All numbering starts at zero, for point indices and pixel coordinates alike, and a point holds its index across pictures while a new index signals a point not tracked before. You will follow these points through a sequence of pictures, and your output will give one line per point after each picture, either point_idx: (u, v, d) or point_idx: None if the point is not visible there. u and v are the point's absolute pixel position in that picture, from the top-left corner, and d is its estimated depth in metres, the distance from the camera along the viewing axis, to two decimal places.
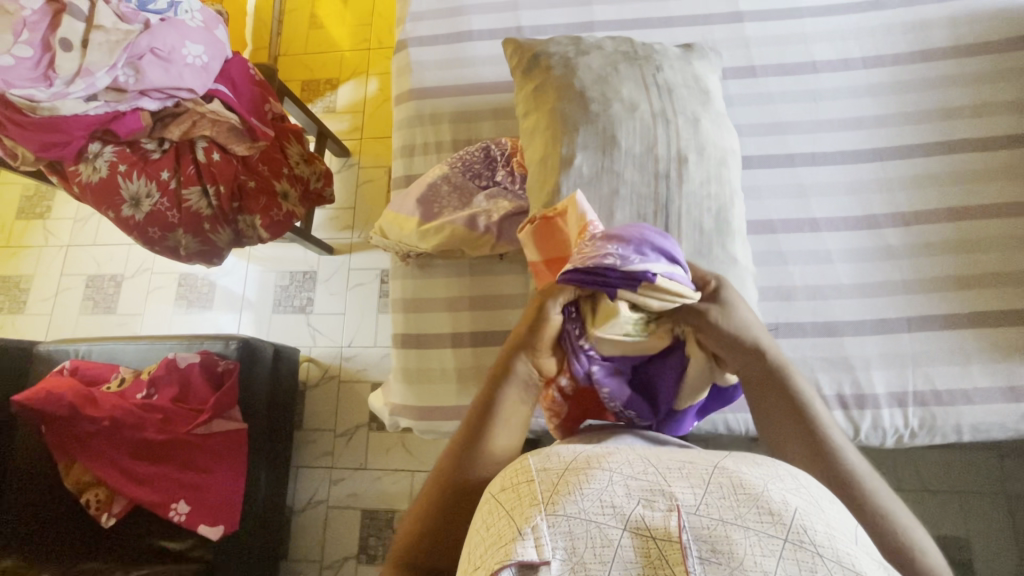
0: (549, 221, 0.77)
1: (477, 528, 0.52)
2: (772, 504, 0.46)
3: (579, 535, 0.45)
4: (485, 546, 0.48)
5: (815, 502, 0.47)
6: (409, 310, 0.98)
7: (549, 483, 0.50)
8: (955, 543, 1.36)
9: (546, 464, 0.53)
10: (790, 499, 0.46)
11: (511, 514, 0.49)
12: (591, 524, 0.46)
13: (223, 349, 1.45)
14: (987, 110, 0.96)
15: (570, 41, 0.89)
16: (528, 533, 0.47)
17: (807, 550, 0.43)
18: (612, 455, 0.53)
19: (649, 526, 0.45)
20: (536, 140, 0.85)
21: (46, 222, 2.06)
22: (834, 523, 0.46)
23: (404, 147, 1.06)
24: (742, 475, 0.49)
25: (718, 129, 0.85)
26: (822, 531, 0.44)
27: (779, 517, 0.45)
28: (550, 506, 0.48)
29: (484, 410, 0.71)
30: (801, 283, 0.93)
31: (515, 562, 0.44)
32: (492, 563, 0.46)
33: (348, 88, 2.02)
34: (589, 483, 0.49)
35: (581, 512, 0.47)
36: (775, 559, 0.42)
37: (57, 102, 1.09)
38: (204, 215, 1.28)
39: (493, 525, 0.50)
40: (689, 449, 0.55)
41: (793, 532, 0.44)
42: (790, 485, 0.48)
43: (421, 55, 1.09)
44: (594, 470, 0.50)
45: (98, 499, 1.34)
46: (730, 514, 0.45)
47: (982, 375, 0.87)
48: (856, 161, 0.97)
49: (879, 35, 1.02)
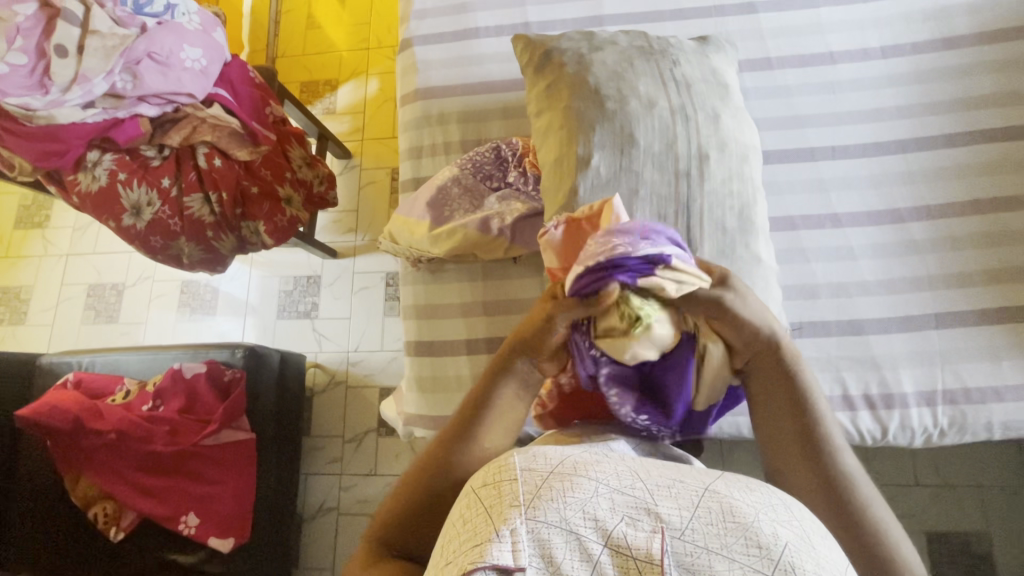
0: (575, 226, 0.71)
1: (454, 518, 0.51)
2: (761, 537, 0.45)
3: (557, 544, 0.44)
4: (460, 541, 0.47)
5: (805, 536, 0.47)
6: (422, 317, 0.96)
7: (532, 486, 0.48)
8: (978, 538, 1.34)
9: (531, 465, 0.50)
10: (781, 532, 0.46)
11: (490, 512, 0.47)
12: (571, 536, 0.44)
13: (229, 358, 1.42)
14: (1011, 99, 0.93)
15: (583, 37, 0.86)
16: (505, 535, 0.45)
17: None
18: (600, 463, 0.51)
19: (630, 545, 0.44)
20: (550, 140, 0.82)
21: (45, 231, 2.03)
22: (823, 561, 0.45)
23: (411, 149, 1.03)
24: (733, 502, 0.47)
25: (738, 125, 0.82)
26: (810, 570, 0.44)
27: (766, 552, 0.44)
28: (530, 510, 0.46)
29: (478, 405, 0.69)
30: (824, 281, 0.90)
31: (490, 566, 0.43)
32: (465, 562, 0.44)
33: (348, 89, 1.99)
34: (573, 492, 0.47)
35: (563, 521, 0.45)
36: None
37: (53, 110, 1.07)
38: (207, 222, 1.25)
39: (469, 521, 0.48)
40: (679, 463, 0.53)
41: (781, 570, 0.43)
42: (781, 516, 0.47)
43: (426, 53, 1.06)
44: (580, 478, 0.48)
45: (106, 513, 1.32)
46: (716, 543, 0.44)
47: (1013, 372, 0.85)
48: (877, 154, 0.94)
49: (898, 23, 0.99)
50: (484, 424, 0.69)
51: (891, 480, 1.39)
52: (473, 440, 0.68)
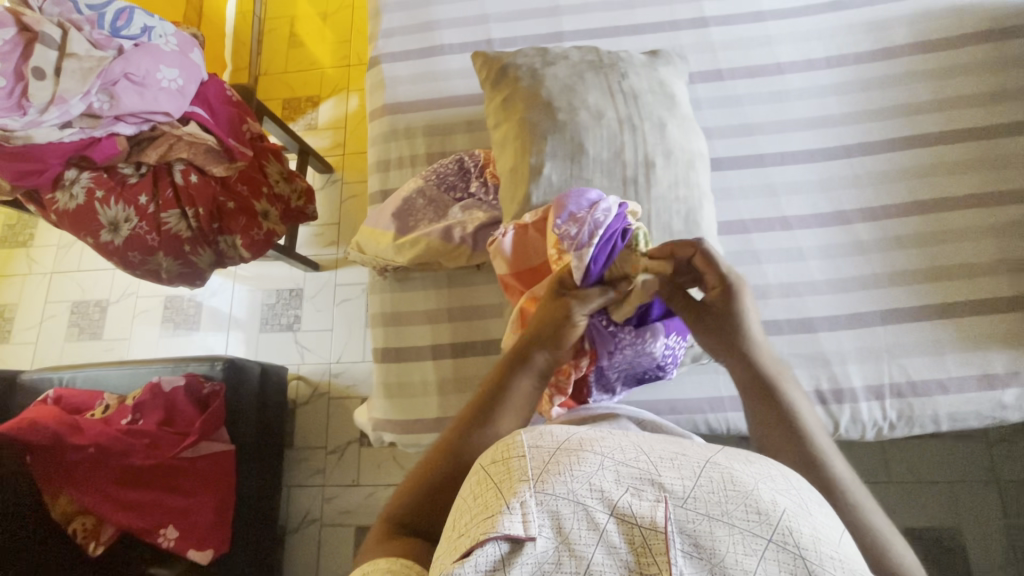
0: (523, 233, 0.81)
1: (465, 496, 0.53)
2: (761, 503, 0.46)
3: (565, 515, 0.45)
4: (470, 516, 0.49)
5: (803, 504, 0.48)
6: (388, 323, 0.98)
7: (539, 461, 0.50)
8: (949, 533, 1.36)
9: (537, 441, 0.52)
10: (780, 500, 0.46)
11: (499, 488, 0.49)
12: (578, 506, 0.46)
13: (209, 370, 1.46)
14: (948, 105, 0.98)
15: (537, 52, 0.90)
16: (515, 507, 0.46)
17: (790, 552, 0.43)
18: (603, 439, 0.52)
19: (634, 513, 0.45)
20: (506, 150, 0.86)
21: (29, 250, 2.05)
22: (821, 526, 0.46)
23: (379, 162, 1.07)
24: (733, 471, 0.49)
25: (685, 133, 0.86)
26: (808, 533, 0.45)
27: (765, 516, 0.45)
28: (539, 484, 0.48)
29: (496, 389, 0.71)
30: (775, 281, 0.94)
31: (501, 535, 0.44)
32: (476, 534, 0.46)
33: (329, 105, 2.03)
34: (579, 465, 0.48)
35: (569, 492, 0.46)
36: (757, 560, 0.43)
37: (31, 130, 1.09)
38: (184, 237, 1.27)
39: (480, 496, 0.50)
40: (682, 439, 0.55)
41: (780, 533, 0.44)
42: (780, 486, 0.48)
43: (394, 70, 1.10)
44: (585, 452, 0.50)
45: (84, 528, 1.32)
46: (717, 510, 0.45)
47: (956, 365, 0.88)
48: (824, 159, 0.98)
49: (842, 35, 1.04)
50: (501, 408, 0.70)
51: (864, 478, 1.42)
52: (491, 422, 0.69)
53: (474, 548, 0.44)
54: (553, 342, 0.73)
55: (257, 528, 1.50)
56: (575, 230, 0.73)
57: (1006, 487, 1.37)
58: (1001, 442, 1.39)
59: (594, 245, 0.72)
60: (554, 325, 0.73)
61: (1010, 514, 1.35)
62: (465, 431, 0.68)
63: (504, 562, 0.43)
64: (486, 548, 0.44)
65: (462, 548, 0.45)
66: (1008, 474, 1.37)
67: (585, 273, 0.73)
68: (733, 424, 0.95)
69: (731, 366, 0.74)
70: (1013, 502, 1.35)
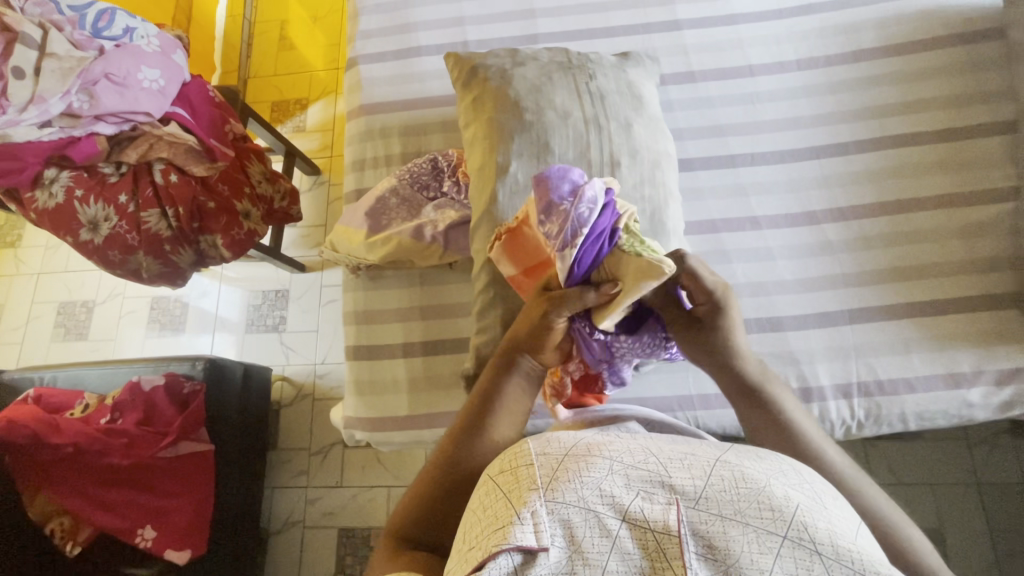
0: (516, 233, 0.77)
1: (474, 508, 0.55)
2: (774, 500, 0.48)
3: (577, 523, 0.48)
4: (480, 528, 0.51)
5: (816, 498, 0.49)
6: (361, 322, 0.98)
7: (548, 468, 0.52)
8: (931, 535, 1.36)
9: (546, 449, 0.55)
10: (792, 495, 0.48)
11: (509, 497, 0.52)
12: (589, 514, 0.48)
13: (189, 370, 1.45)
14: (916, 107, 0.99)
15: (507, 54, 0.91)
16: (526, 517, 0.49)
17: (806, 547, 0.45)
18: (613, 444, 0.55)
19: (647, 518, 0.47)
20: (475, 150, 0.87)
21: (16, 251, 2.05)
22: (834, 519, 0.48)
23: (354, 162, 1.07)
24: (745, 469, 0.51)
25: (652, 133, 0.87)
26: (822, 527, 0.46)
27: (778, 513, 0.47)
28: (549, 492, 0.50)
29: (486, 398, 0.73)
30: (744, 280, 0.95)
31: (513, 547, 0.46)
32: (489, 545, 0.48)
33: (317, 108, 2.04)
34: (589, 471, 0.51)
35: (580, 499, 0.49)
36: (772, 557, 0.44)
37: (9, 129, 1.10)
38: (164, 236, 1.28)
39: (490, 507, 0.53)
40: (692, 440, 0.57)
41: (795, 529, 0.46)
42: (792, 481, 0.50)
43: (371, 71, 1.11)
44: (594, 457, 0.52)
45: (61, 529, 1.30)
46: (730, 509, 0.47)
47: (923, 364, 0.89)
48: (794, 159, 0.99)
49: (812, 38, 1.05)
50: (493, 416, 0.72)
51: None
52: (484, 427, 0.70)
53: (487, 560, 0.46)
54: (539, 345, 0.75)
55: (238, 529, 1.50)
56: (557, 228, 0.67)
57: (986, 489, 1.37)
58: (982, 444, 1.39)
59: (577, 246, 0.66)
60: (535, 330, 0.74)
61: (991, 516, 1.35)
62: (458, 441, 0.70)
63: (516, 573, 0.45)
64: (499, 559, 0.46)
65: (474, 561, 0.47)
66: (988, 476, 1.37)
67: (569, 274, 0.69)
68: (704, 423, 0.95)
69: (719, 377, 0.77)
70: (994, 504, 1.35)
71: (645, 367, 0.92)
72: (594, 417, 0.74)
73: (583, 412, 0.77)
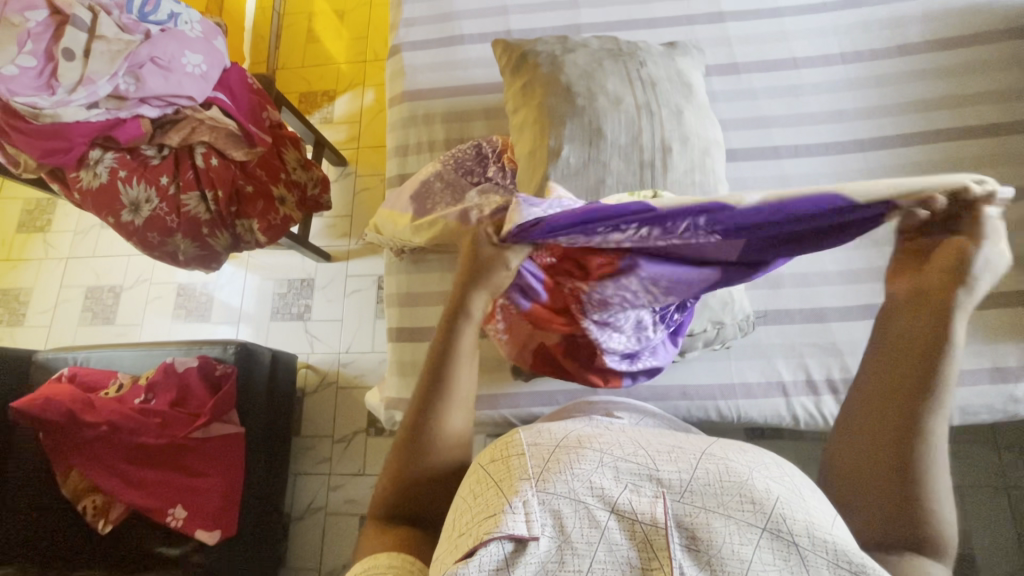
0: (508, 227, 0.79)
1: (464, 495, 0.55)
2: (755, 493, 0.49)
3: (567, 514, 0.48)
4: (472, 515, 0.51)
5: (797, 490, 0.51)
6: (404, 304, 1.01)
7: (540, 459, 0.53)
8: (960, 538, 1.33)
9: (537, 439, 0.55)
10: (773, 488, 0.49)
11: (500, 486, 0.51)
12: (579, 505, 0.49)
13: (221, 353, 1.45)
14: (962, 101, 1.01)
15: (557, 40, 0.92)
16: (517, 507, 0.49)
17: (783, 539, 0.47)
18: (601, 436, 0.55)
19: (635, 510, 0.49)
20: (525, 134, 0.88)
21: (46, 235, 2.08)
22: (812, 509, 0.49)
23: (397, 148, 1.09)
24: (729, 462, 0.52)
25: (701, 121, 0.88)
26: (801, 520, 0.48)
27: (759, 506, 0.48)
28: (540, 483, 0.50)
29: (440, 359, 0.72)
30: (788, 271, 0.98)
31: (506, 536, 0.46)
32: (480, 532, 0.48)
33: (344, 100, 2.06)
34: (579, 463, 0.51)
35: (570, 491, 0.49)
36: (751, 547, 0.47)
37: (59, 110, 1.12)
38: (202, 219, 1.29)
39: (481, 494, 0.53)
40: (678, 432, 0.58)
41: (773, 522, 0.47)
42: (774, 474, 0.51)
43: (414, 59, 1.12)
44: (584, 449, 0.53)
45: (95, 505, 1.31)
46: (712, 502, 0.49)
47: (968, 357, 0.91)
48: (838, 152, 1.02)
49: (856, 32, 1.07)
50: (451, 377, 0.71)
51: None
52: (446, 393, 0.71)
53: (478, 547, 0.46)
54: (492, 287, 0.75)
55: (264, 514, 1.50)
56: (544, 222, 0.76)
57: (1014, 492, 1.35)
58: (1012, 447, 1.37)
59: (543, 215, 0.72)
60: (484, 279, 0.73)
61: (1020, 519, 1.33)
62: (422, 417, 0.70)
63: (507, 561, 0.46)
64: (490, 547, 0.46)
65: (464, 548, 0.48)
66: (1017, 480, 1.35)
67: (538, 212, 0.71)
68: (742, 414, 0.95)
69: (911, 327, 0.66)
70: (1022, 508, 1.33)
71: (689, 355, 0.94)
72: (588, 408, 0.78)
73: (575, 402, 0.83)
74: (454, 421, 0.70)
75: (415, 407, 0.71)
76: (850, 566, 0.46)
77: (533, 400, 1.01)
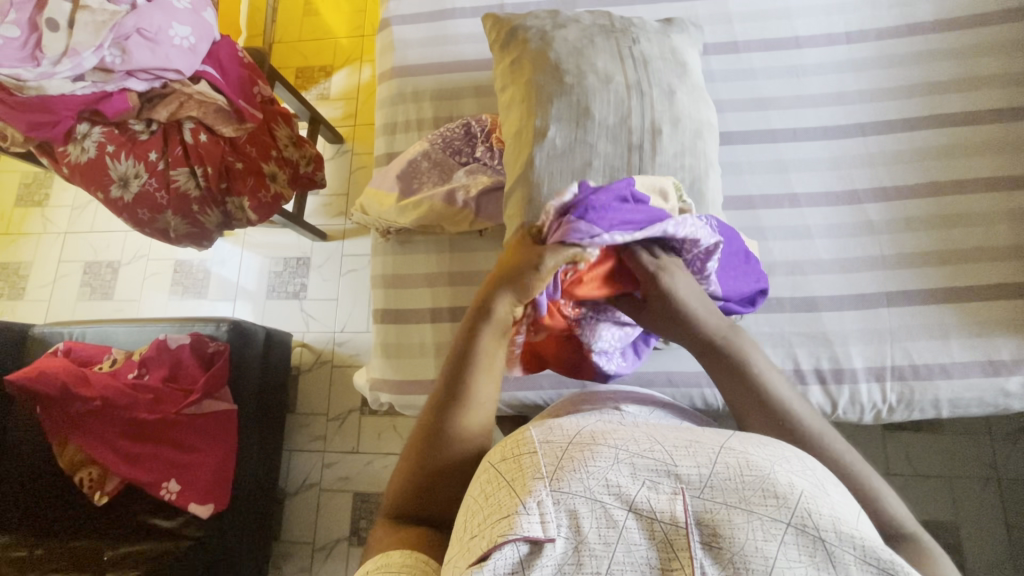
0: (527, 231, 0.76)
1: (473, 496, 0.52)
2: (778, 487, 0.45)
3: (583, 513, 0.45)
4: (483, 517, 0.48)
5: (820, 485, 0.47)
6: (390, 285, 1.00)
7: (552, 457, 0.49)
8: (949, 529, 1.33)
9: (549, 437, 0.52)
10: (797, 482, 0.46)
11: (513, 486, 0.48)
12: (595, 504, 0.45)
13: (214, 331, 1.44)
14: (970, 85, 0.98)
15: (548, 15, 0.89)
16: (531, 508, 0.45)
17: (810, 534, 0.43)
18: (616, 432, 0.51)
19: (654, 509, 0.45)
20: (513, 113, 0.86)
21: (45, 209, 2.08)
22: (838, 506, 0.46)
23: (386, 125, 1.06)
24: (749, 456, 0.48)
25: (694, 102, 0.86)
26: (827, 514, 0.44)
27: (782, 500, 0.44)
28: (554, 481, 0.47)
29: (463, 358, 0.68)
30: (780, 258, 0.96)
31: (520, 538, 0.44)
32: (493, 535, 0.45)
33: (342, 75, 2.02)
34: (593, 461, 0.48)
35: (585, 490, 0.46)
36: (776, 544, 0.42)
37: (44, 82, 1.10)
38: (192, 196, 1.28)
39: (492, 495, 0.49)
40: (693, 426, 0.54)
41: (798, 516, 0.43)
42: (796, 467, 0.48)
43: (404, 33, 1.09)
44: (599, 445, 0.49)
45: (91, 477, 1.32)
46: (734, 498, 0.45)
47: (961, 350, 0.89)
48: (838, 136, 1.00)
49: (863, 10, 1.03)
50: (473, 377, 0.67)
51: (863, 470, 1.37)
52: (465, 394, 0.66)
53: (491, 551, 0.44)
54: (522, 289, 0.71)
55: (257, 490, 1.52)
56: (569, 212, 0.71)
57: (1007, 484, 1.33)
58: (1007, 439, 1.35)
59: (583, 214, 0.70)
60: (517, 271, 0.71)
61: (1010, 511, 1.32)
62: (439, 419, 0.65)
63: (523, 564, 0.43)
64: (504, 550, 0.43)
65: (477, 552, 0.45)
66: (1011, 472, 1.33)
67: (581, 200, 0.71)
68: None
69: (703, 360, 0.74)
70: (1015, 500, 1.32)
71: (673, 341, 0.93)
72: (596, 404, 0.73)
73: (581, 397, 0.76)
74: (474, 422, 0.66)
75: (431, 408, 0.67)
76: (880, 564, 0.42)
77: (519, 385, 1.01)
